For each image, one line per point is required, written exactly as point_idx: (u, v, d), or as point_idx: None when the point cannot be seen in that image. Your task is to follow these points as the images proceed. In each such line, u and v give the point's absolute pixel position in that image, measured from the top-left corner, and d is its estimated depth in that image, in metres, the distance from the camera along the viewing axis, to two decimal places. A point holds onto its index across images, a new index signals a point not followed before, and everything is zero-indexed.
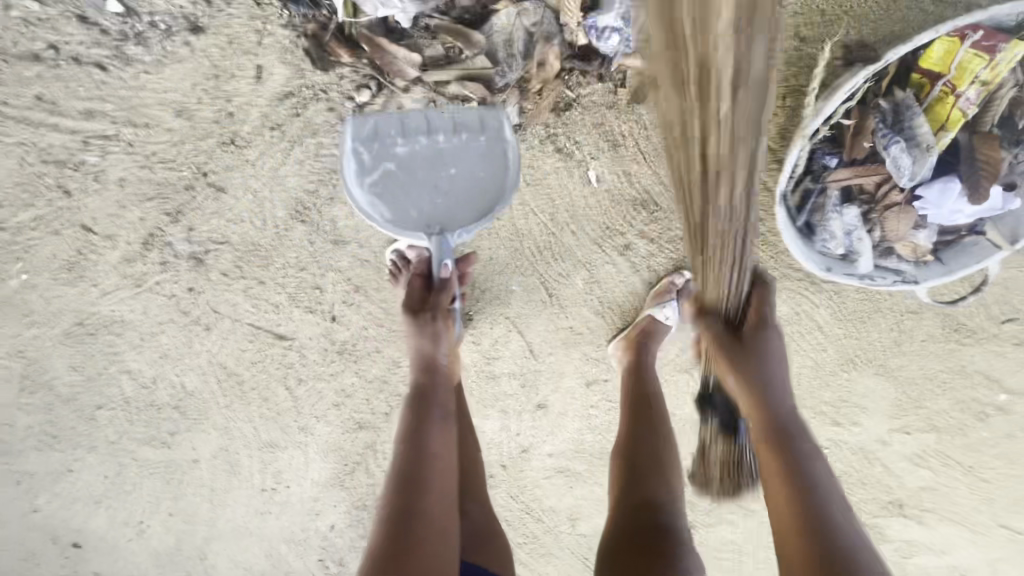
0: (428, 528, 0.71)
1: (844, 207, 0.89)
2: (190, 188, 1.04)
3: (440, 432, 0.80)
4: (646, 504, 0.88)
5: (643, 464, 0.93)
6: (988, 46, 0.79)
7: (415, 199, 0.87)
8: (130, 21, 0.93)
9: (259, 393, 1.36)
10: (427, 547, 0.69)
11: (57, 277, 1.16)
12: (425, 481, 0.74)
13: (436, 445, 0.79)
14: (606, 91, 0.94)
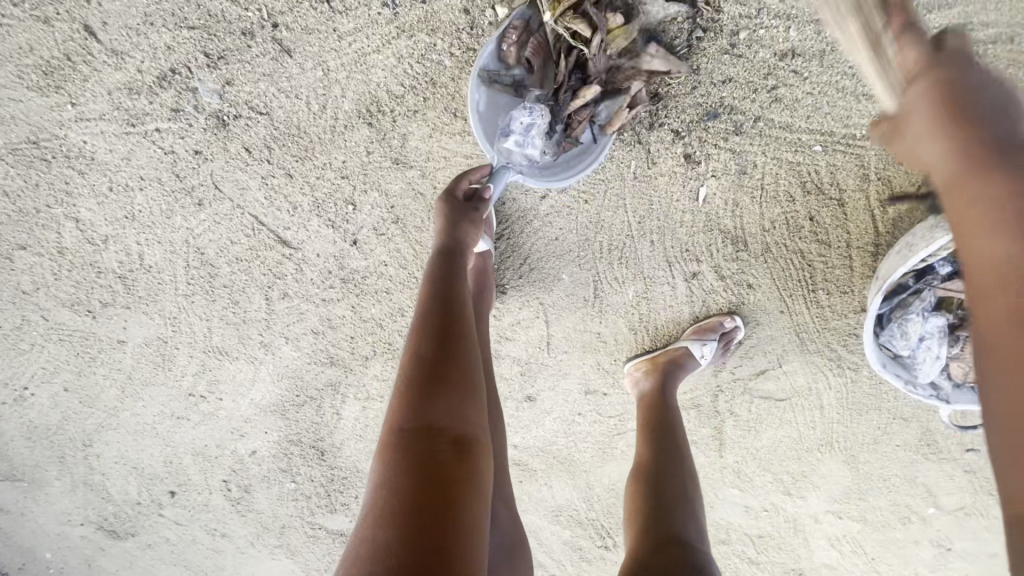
0: (458, 366, 0.66)
1: (932, 315, 0.89)
2: (248, 36, 0.85)
3: (464, 280, 0.76)
4: (675, 542, 0.78)
5: (669, 498, 0.86)
6: None
7: (506, 121, 0.82)
8: None
9: (229, 293, 1.16)
10: (451, 380, 0.65)
11: (27, 76, 0.91)
12: (447, 324, 0.70)
13: (463, 297, 0.74)
14: (765, 120, 0.86)
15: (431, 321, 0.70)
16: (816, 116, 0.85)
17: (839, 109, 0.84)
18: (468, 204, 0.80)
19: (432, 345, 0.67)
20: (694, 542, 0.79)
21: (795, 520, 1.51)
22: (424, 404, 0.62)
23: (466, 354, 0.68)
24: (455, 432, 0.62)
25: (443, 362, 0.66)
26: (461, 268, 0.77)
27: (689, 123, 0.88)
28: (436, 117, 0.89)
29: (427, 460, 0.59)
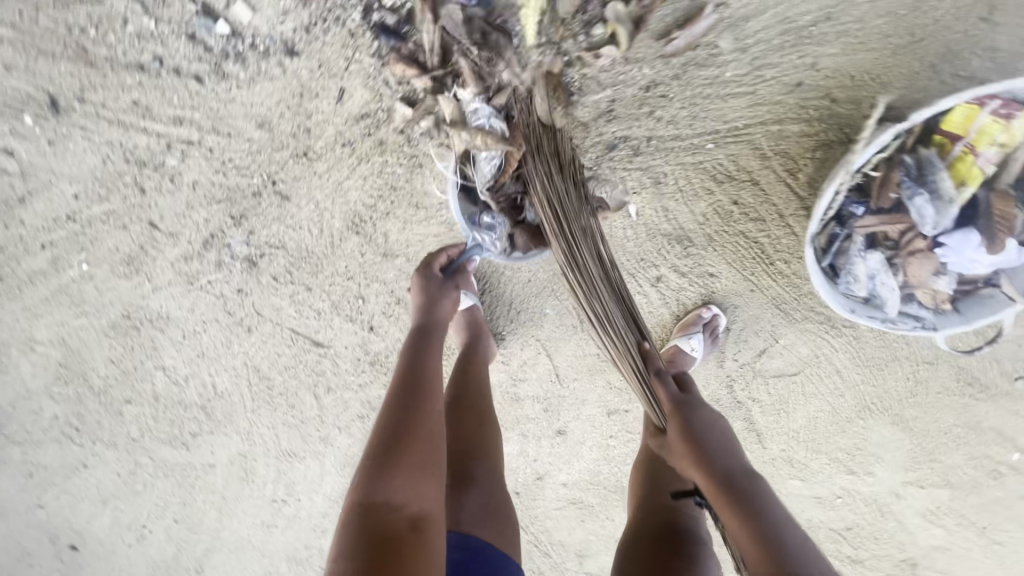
0: (415, 447, 0.81)
1: (870, 252, 0.96)
2: (257, 195, 1.11)
3: (432, 366, 0.92)
4: (668, 506, 0.98)
5: (664, 473, 1.04)
6: (1005, 113, 0.82)
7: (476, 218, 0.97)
8: (232, 41, 0.95)
9: (286, 398, 1.39)
10: (412, 457, 0.80)
11: (115, 269, 1.23)
12: (412, 410, 0.85)
13: (429, 385, 0.89)
14: (667, 136, 1.00)
15: (401, 404, 0.85)
16: (697, 123, 0.99)
17: (711, 110, 0.97)
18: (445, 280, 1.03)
19: (399, 427, 0.82)
20: (683, 506, 0.98)
21: (876, 503, 1.49)
22: (386, 480, 0.77)
23: (425, 432, 0.83)
24: (409, 511, 0.75)
25: (406, 444, 0.81)
26: (432, 347, 0.95)
27: (597, 158, 1.02)
28: (404, 213, 1.11)
29: (387, 530, 0.73)
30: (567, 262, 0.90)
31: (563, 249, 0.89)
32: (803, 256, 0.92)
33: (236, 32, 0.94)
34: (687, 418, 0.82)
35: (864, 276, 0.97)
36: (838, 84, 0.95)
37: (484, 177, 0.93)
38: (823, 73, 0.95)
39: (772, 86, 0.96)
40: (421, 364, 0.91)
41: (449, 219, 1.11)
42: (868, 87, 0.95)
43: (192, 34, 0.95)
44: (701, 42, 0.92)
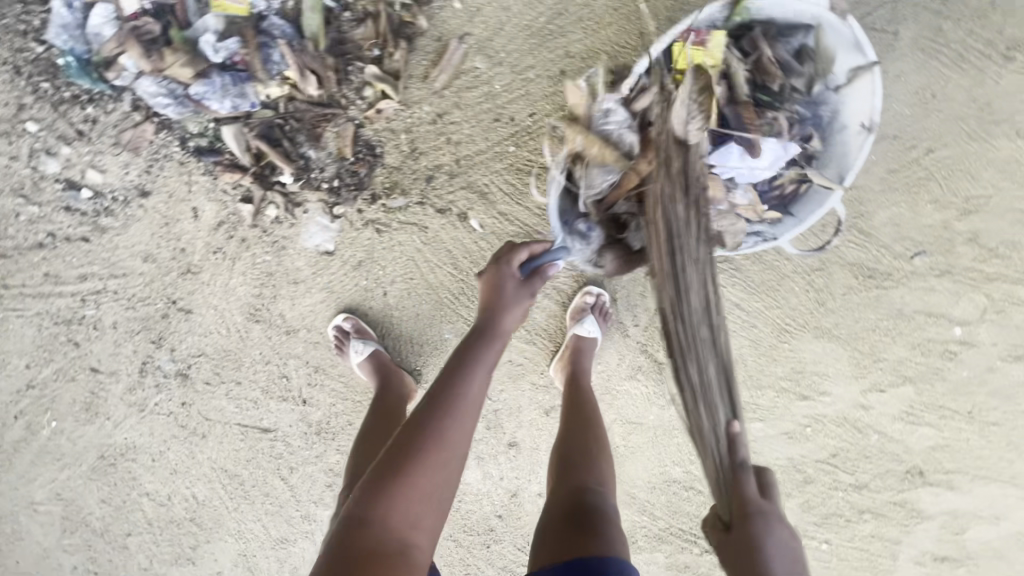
0: (415, 489, 0.74)
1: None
2: (166, 316, 1.27)
3: (477, 376, 0.83)
4: (582, 487, 1.07)
5: (577, 459, 1.12)
6: (699, 41, 0.92)
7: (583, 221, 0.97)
8: (98, 200, 1.13)
9: (259, 489, 1.49)
10: (407, 494, 0.74)
11: (79, 417, 1.39)
12: (432, 433, 0.77)
13: (454, 407, 0.79)
14: (472, 154, 1.11)
15: (416, 427, 0.78)
16: (492, 134, 1.10)
17: (500, 118, 1.09)
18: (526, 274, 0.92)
19: (408, 449, 0.77)
20: (595, 485, 1.08)
21: (845, 419, 1.45)
22: (379, 508, 0.73)
23: (428, 472, 0.75)
24: (394, 541, 0.72)
25: (411, 476, 0.75)
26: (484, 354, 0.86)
27: (423, 191, 1.14)
28: (289, 292, 1.25)
29: (365, 549, 0.71)
30: (705, 279, 0.84)
31: (668, 273, 0.83)
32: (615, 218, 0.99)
33: (98, 193, 1.13)
34: (764, 541, 0.72)
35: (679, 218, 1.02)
36: (598, 58, 1.05)
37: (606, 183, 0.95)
38: (579, 55, 1.05)
39: (540, 82, 1.07)
40: (465, 381, 0.82)
41: (326, 283, 1.24)
42: (623, 54, 1.05)
43: (67, 206, 1.14)
44: (461, 69, 1.05)
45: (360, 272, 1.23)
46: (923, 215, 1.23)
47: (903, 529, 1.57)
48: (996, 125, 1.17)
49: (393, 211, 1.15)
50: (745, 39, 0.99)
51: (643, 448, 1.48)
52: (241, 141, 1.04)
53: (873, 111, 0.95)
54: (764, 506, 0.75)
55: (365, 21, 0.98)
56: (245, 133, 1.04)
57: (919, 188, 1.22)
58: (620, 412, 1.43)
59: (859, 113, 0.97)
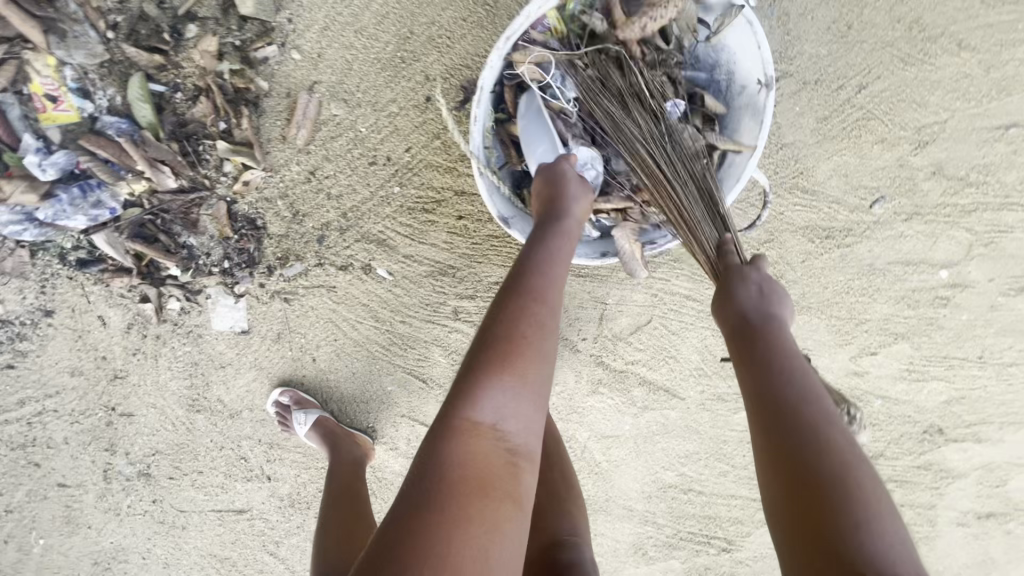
0: (492, 381, 0.67)
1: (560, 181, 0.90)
2: (111, 423, 1.26)
3: (557, 265, 0.77)
4: (552, 539, 0.96)
5: (547, 507, 1.02)
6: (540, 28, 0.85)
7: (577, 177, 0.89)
8: (9, 327, 1.12)
9: (252, 568, 1.47)
10: (486, 393, 0.66)
11: (63, 530, 1.41)
12: (516, 323, 0.70)
13: (544, 290, 0.73)
14: (358, 203, 1.05)
15: (490, 323, 0.71)
16: (373, 179, 1.03)
17: (376, 161, 1.02)
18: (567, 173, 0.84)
19: (485, 347, 0.69)
20: (567, 533, 0.98)
21: (841, 390, 1.31)
22: (464, 411, 0.65)
23: (509, 358, 0.68)
24: (486, 441, 0.65)
25: (496, 366, 0.67)
26: (556, 246, 0.78)
27: (319, 252, 1.08)
28: (220, 377, 1.21)
29: (454, 467, 0.62)
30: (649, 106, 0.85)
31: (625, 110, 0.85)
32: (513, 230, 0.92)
33: (6, 321, 1.12)
34: (731, 294, 0.73)
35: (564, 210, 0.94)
36: (460, 77, 0.97)
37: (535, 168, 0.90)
38: (441, 78, 0.98)
39: (406, 114, 1.00)
40: (526, 276, 0.74)
41: (253, 361, 1.20)
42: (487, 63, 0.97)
43: None
44: (320, 121, 0.98)
45: (283, 344, 1.18)
46: (870, 159, 1.10)
47: (936, 493, 1.42)
48: (930, 43, 1.04)
49: (294, 279, 1.10)
50: (597, 3, 0.85)
51: (628, 460, 1.38)
52: (117, 246, 1.00)
53: (766, 66, 0.85)
54: (746, 270, 0.75)
55: (198, 98, 0.92)
56: (118, 238, 0.99)
57: (863, 126, 1.08)
58: (593, 429, 1.34)
59: (753, 70, 0.87)
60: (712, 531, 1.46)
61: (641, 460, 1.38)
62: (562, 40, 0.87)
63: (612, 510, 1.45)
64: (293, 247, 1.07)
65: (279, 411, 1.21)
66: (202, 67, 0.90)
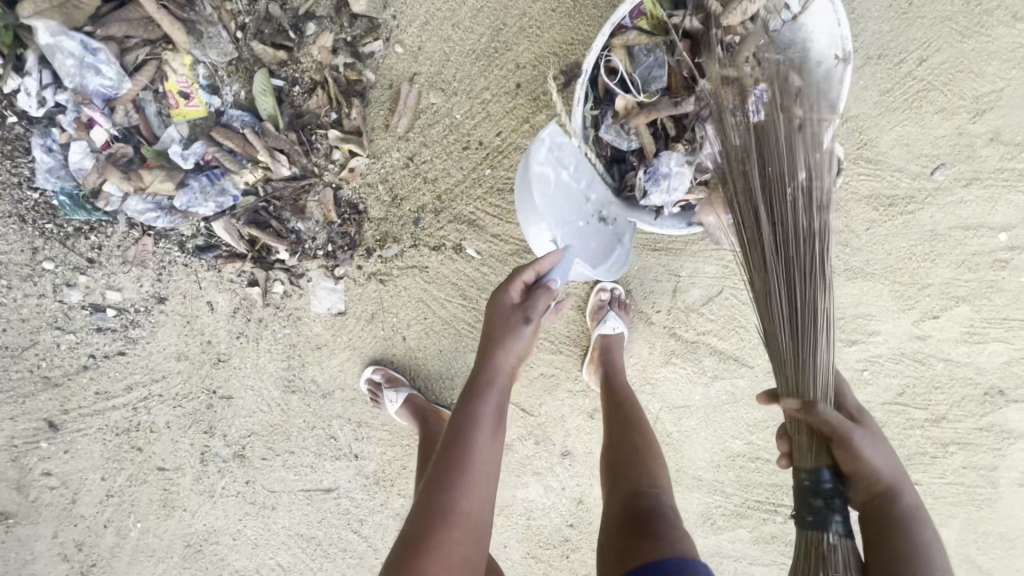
0: (445, 524, 0.77)
1: (640, 171, 0.98)
2: (211, 406, 1.33)
3: (488, 406, 0.85)
4: (636, 492, 0.99)
5: (627, 465, 1.04)
6: (637, 11, 0.91)
7: (655, 171, 0.96)
8: (124, 315, 1.20)
9: (337, 546, 1.54)
10: (438, 536, 0.76)
11: (160, 513, 1.48)
12: (454, 478, 0.79)
13: (473, 440, 0.82)
14: (453, 186, 1.12)
15: (440, 469, 0.81)
16: (465, 163, 1.10)
17: (469, 145, 1.09)
18: (513, 313, 0.88)
19: (429, 497, 0.79)
20: (650, 488, 0.99)
21: (904, 354, 1.36)
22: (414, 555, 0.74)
23: (453, 507, 0.78)
24: None
25: (443, 512, 0.77)
26: (493, 383, 0.86)
27: (414, 234, 1.15)
28: (316, 358, 1.29)
29: None
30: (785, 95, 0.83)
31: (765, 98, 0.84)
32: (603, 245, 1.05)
33: (121, 309, 1.20)
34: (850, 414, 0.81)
35: (599, 216, 1.03)
36: (550, 64, 1.05)
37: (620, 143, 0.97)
38: (532, 65, 1.05)
39: (499, 100, 1.07)
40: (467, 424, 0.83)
41: (347, 341, 1.27)
42: (576, 47, 1.04)
43: (98, 328, 1.22)
44: (420, 109, 1.06)
45: (376, 324, 1.25)
46: (931, 128, 1.16)
47: (999, 454, 1.46)
48: (986, 16, 1.10)
49: (391, 260, 1.17)
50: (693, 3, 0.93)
51: (698, 430, 1.43)
52: (233, 231, 1.08)
53: (845, 41, 0.90)
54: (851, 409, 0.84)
55: (314, 90, 1.00)
56: (235, 223, 1.07)
57: (921, 99, 1.14)
58: (664, 400, 1.39)
59: (832, 46, 0.91)
60: (779, 498, 1.51)
61: (711, 429, 1.43)
62: (657, 22, 0.92)
63: (682, 481, 1.50)
64: (390, 230, 1.14)
65: (372, 387, 1.28)
66: (319, 62, 0.99)
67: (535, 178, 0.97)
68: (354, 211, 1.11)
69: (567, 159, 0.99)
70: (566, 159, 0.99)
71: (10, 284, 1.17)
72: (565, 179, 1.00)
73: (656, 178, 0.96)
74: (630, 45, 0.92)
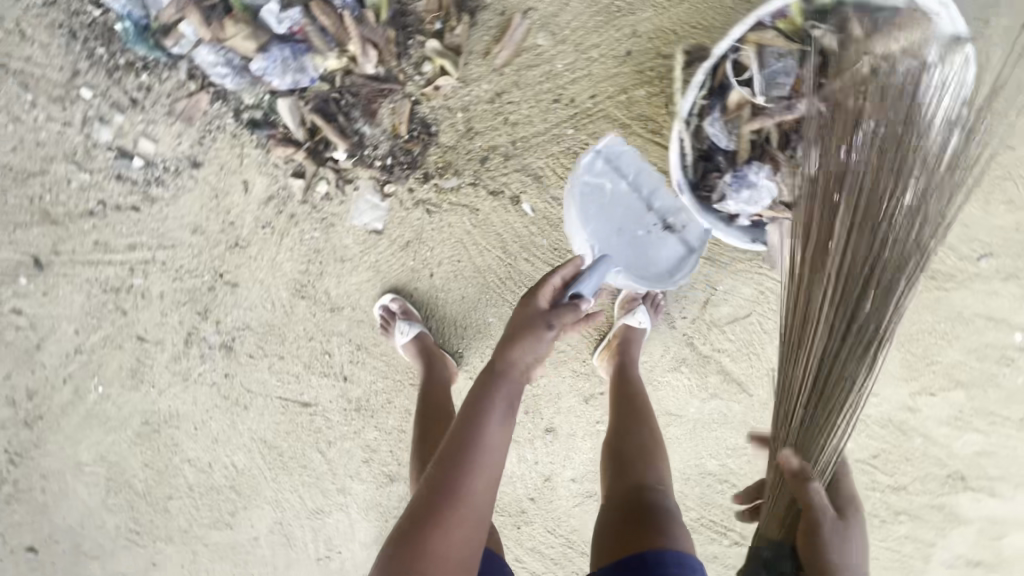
0: (447, 524, 0.74)
1: (726, 173, 0.97)
2: (213, 289, 1.27)
3: (501, 412, 0.81)
4: (640, 486, 1.01)
5: (634, 457, 1.06)
6: (780, 14, 0.92)
7: (739, 178, 0.96)
8: (150, 170, 1.13)
9: (298, 461, 1.52)
10: (440, 533, 0.73)
11: (126, 384, 1.41)
12: (457, 483, 0.75)
13: (476, 451, 0.77)
14: (532, 136, 1.08)
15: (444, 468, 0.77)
16: (551, 115, 1.06)
17: (561, 98, 1.05)
18: (543, 316, 0.84)
19: (430, 496, 0.76)
20: (654, 484, 1.01)
21: (891, 421, 1.42)
22: (414, 551, 0.72)
23: (455, 511, 0.75)
24: None
25: (441, 513, 0.74)
26: (502, 392, 0.82)
27: (477, 172, 1.11)
28: (335, 270, 1.24)
29: None
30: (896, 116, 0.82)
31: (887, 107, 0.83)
32: (657, 260, 1.04)
33: (150, 162, 1.12)
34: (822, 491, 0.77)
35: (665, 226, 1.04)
36: (664, 42, 1.02)
37: (719, 139, 0.96)
38: (647, 36, 1.02)
39: (604, 61, 1.03)
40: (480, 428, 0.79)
41: (373, 262, 1.22)
42: (697, 31, 1.01)
43: (118, 174, 1.14)
44: (524, 48, 1.03)
45: (408, 253, 1.21)
46: (987, 215, 1.20)
47: (942, 534, 1.53)
48: None
49: (445, 192, 1.12)
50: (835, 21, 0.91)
51: (682, 441, 1.45)
52: (296, 115, 1.04)
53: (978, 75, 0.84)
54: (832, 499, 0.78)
55: None
56: (301, 107, 1.03)
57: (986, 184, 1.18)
58: (660, 404, 1.40)
59: None
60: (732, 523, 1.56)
61: (694, 445, 1.45)
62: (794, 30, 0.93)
63: None
64: (453, 160, 1.09)
65: (385, 315, 1.24)
66: None
67: (591, 188, 1.05)
68: (422, 130, 1.06)
69: (623, 169, 1.04)
70: (623, 170, 1.04)
71: (36, 103, 1.11)
72: (622, 190, 1.04)
73: (738, 184, 0.96)
74: (762, 44, 0.93)
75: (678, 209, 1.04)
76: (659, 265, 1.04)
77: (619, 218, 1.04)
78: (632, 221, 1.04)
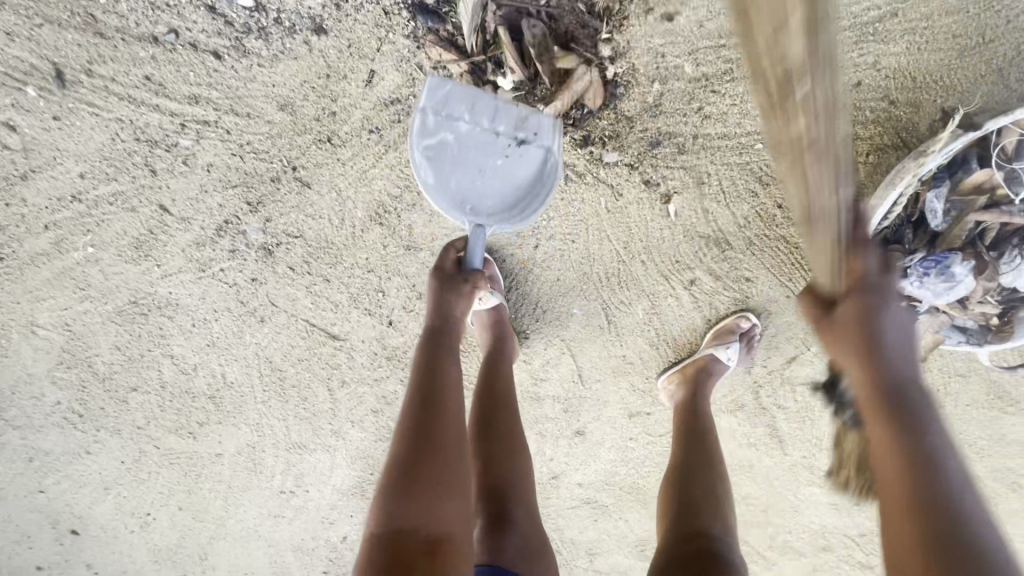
0: (432, 457, 0.76)
1: (919, 252, 0.91)
2: (276, 181, 1.06)
3: (455, 345, 0.91)
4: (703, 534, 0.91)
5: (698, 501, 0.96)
6: None
7: (934, 262, 0.90)
8: (255, 16, 0.93)
9: (298, 391, 1.35)
10: (427, 470, 0.75)
11: (123, 253, 1.16)
12: (430, 416, 0.80)
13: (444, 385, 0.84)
14: (714, 137, 0.97)
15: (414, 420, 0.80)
16: (747, 121, 0.95)
17: (763, 108, 0.94)
18: (457, 274, 0.93)
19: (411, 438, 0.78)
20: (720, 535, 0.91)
21: None
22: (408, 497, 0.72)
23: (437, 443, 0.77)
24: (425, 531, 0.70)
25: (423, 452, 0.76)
26: (445, 344, 0.90)
27: (640, 155, 0.99)
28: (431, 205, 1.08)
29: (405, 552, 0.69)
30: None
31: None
32: (526, 178, 0.89)
33: (260, 6, 0.92)
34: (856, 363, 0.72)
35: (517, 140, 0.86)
36: (899, 85, 0.92)
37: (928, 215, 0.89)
38: (883, 74, 0.92)
39: None
40: (438, 368, 0.86)
41: None
42: (935, 89, 0.92)
43: (211, 5, 0.93)
44: None
45: None
46: None
47: None
48: None
49: (599, 164, 1.00)
50: None
51: None
52: (476, 17, 0.90)
53: None
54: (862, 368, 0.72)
55: None
56: (486, 9, 0.90)
57: None
58: None
59: None
60: None
61: None
62: None
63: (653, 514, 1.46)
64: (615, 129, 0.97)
65: None
66: None
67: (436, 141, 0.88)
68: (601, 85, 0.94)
69: (454, 114, 0.86)
70: (452, 114, 0.86)
71: None
72: (465, 129, 0.86)
73: (932, 267, 0.89)
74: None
75: (523, 116, 0.86)
76: (529, 177, 0.90)
77: (443, 161, 0.88)
78: (476, 153, 0.88)
